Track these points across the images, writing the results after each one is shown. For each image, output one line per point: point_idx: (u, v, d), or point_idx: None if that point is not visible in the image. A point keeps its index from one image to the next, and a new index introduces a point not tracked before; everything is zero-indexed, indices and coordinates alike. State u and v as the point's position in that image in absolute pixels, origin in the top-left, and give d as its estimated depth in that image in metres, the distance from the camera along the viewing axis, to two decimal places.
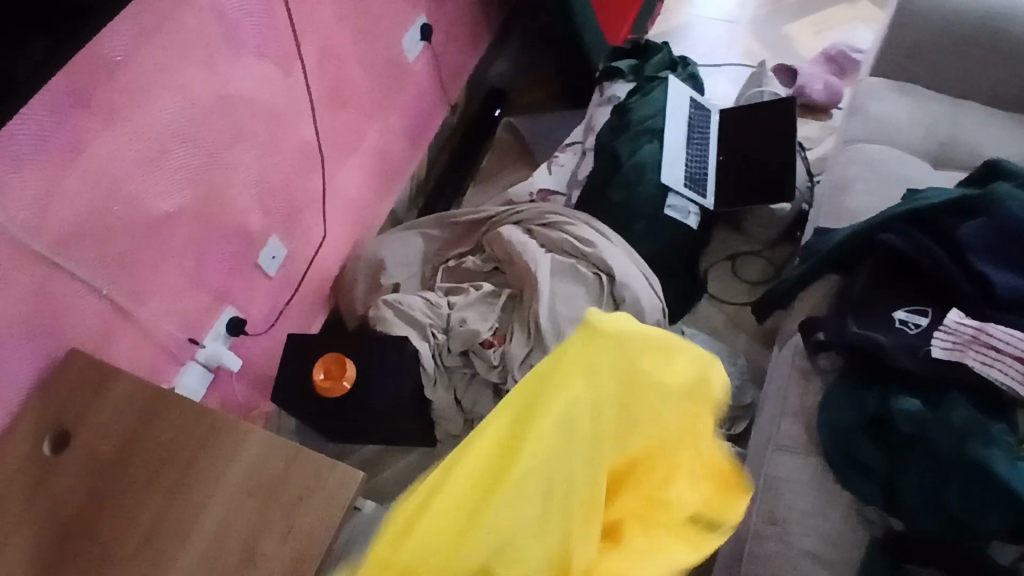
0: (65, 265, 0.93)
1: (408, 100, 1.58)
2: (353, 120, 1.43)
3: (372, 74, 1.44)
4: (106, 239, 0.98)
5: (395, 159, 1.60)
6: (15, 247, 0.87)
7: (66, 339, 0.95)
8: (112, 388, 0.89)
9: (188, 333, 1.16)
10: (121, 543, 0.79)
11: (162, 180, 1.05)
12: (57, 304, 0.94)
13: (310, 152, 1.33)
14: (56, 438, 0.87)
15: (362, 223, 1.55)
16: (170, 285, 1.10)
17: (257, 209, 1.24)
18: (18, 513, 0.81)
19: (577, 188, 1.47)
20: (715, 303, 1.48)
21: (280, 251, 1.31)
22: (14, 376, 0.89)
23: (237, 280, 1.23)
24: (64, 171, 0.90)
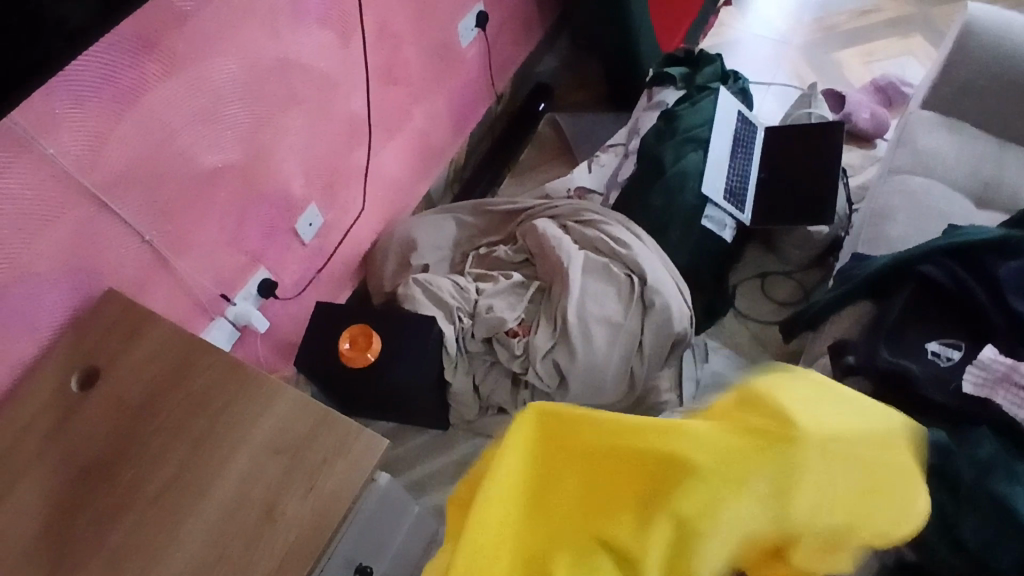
0: (113, 206, 0.94)
1: (456, 85, 1.58)
2: (402, 98, 1.43)
3: (425, 55, 1.45)
4: (154, 186, 0.99)
5: (436, 143, 1.60)
6: (68, 182, 0.88)
7: (105, 279, 0.97)
8: (146, 333, 0.90)
9: (221, 289, 1.17)
10: (144, 485, 0.80)
11: (213, 135, 1.06)
12: (103, 245, 0.95)
13: (357, 124, 1.34)
14: (84, 376, 0.88)
15: (398, 201, 1.55)
16: (209, 239, 1.11)
17: (300, 175, 1.25)
18: (47, 444, 0.83)
19: (615, 190, 1.45)
20: (741, 319, 1.48)
21: (317, 219, 1.32)
22: (53, 309, 0.90)
23: (272, 243, 1.24)
24: (122, 113, 0.91)
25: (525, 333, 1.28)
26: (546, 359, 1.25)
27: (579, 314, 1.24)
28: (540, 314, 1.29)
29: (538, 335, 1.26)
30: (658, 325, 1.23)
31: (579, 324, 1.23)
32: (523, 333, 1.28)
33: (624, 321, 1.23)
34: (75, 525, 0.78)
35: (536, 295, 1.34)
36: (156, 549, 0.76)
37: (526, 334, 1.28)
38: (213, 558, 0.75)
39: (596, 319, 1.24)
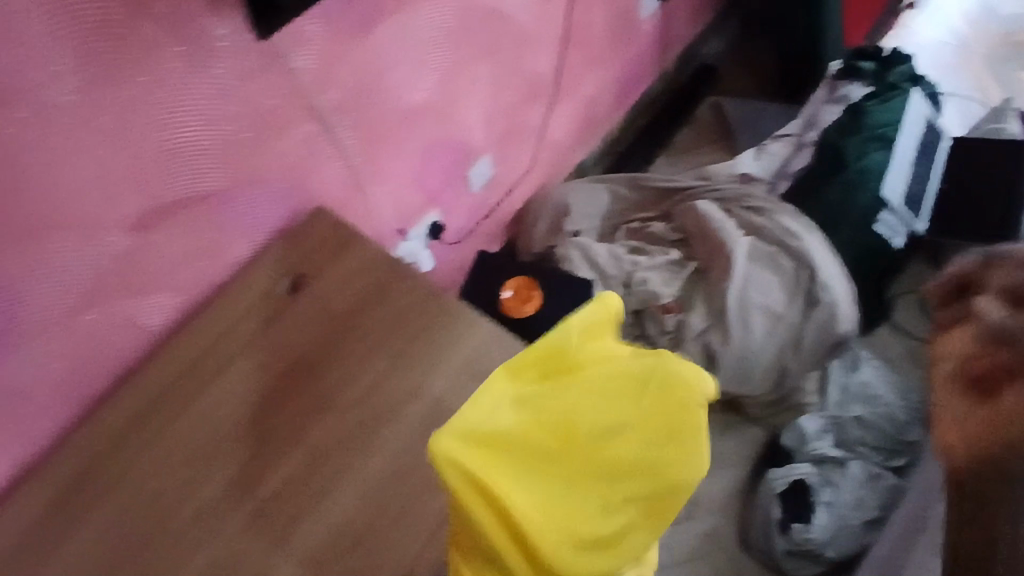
0: (330, 127, 0.98)
1: (628, 57, 1.57)
2: (580, 63, 1.43)
3: (608, 22, 1.44)
4: (365, 116, 1.03)
5: (600, 113, 1.60)
6: (299, 97, 0.92)
7: (312, 199, 1.01)
8: (352, 250, 0.95)
9: (401, 224, 1.21)
10: (345, 390, 0.85)
11: (419, 73, 1.09)
12: (319, 167, 1.00)
13: (537, 83, 1.34)
14: (295, 280, 0.93)
15: (555, 167, 1.56)
16: (398, 175, 1.15)
17: (480, 126, 1.27)
18: (253, 339, 0.89)
19: (784, 181, 1.40)
20: (899, 334, 1.44)
21: (487, 171, 1.34)
22: (266, 218, 0.96)
23: (447, 189, 1.27)
24: (351, 40, 0.95)
25: (679, 311, 1.28)
26: (697, 340, 1.24)
27: (740, 299, 1.22)
28: (696, 293, 1.29)
29: (693, 316, 1.26)
30: (823, 324, 1.19)
31: (738, 309, 1.22)
32: (677, 311, 1.27)
33: (786, 314, 1.21)
34: (275, 419, 0.84)
35: (692, 276, 1.32)
36: (358, 448, 0.82)
37: (679, 313, 1.27)
38: (411, 464, 0.81)
39: (757, 308, 1.21)
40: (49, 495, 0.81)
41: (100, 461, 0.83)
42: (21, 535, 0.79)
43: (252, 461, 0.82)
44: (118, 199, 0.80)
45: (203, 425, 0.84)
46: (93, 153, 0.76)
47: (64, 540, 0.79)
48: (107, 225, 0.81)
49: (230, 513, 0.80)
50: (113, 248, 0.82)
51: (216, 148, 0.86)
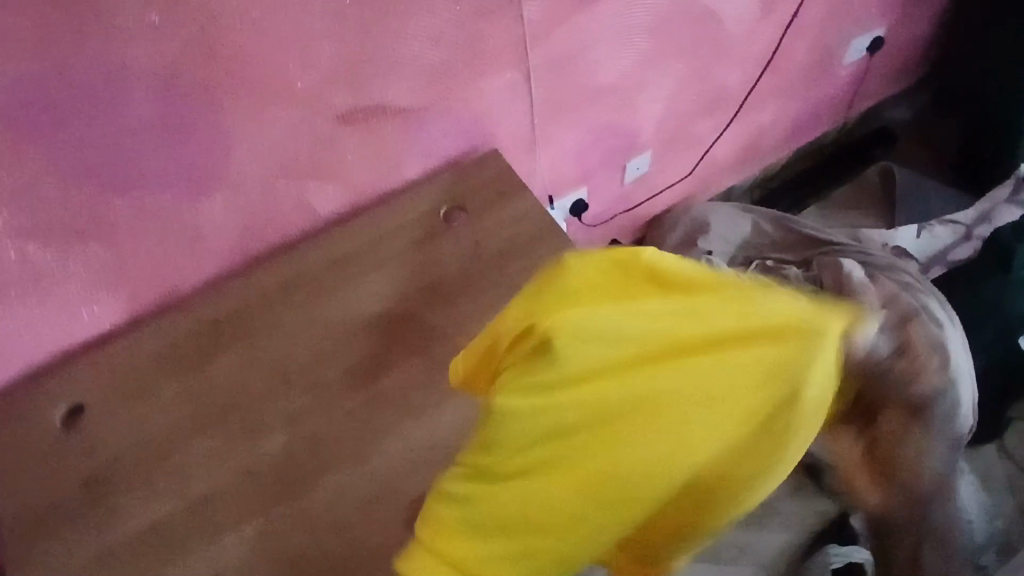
0: (530, 81, 1.02)
1: (815, 99, 1.53)
2: (769, 90, 1.41)
3: (810, 58, 1.41)
4: (563, 80, 1.06)
5: (767, 144, 1.57)
6: (516, 45, 0.96)
7: (488, 142, 1.06)
8: (513, 200, 0.98)
9: (551, 191, 1.24)
10: (474, 323, 0.89)
11: (623, 54, 1.11)
12: (505, 115, 1.04)
13: (723, 96, 1.34)
14: (452, 210, 0.98)
15: (706, 184, 1.55)
16: (568, 144, 1.18)
17: (655, 121, 1.28)
18: (407, 250, 0.94)
19: (938, 267, 1.39)
20: (1003, 456, 1.39)
21: (644, 166, 1.35)
22: (445, 144, 1.01)
23: (603, 171, 1.29)
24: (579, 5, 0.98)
25: None
26: None
27: None
28: None
29: None
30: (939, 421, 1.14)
31: None
32: None
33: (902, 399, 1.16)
34: (405, 329, 0.89)
35: None
36: None
37: None
38: None
39: None
40: (195, 325, 0.91)
41: (244, 313, 0.91)
42: (164, 346, 0.90)
43: (375, 359, 0.87)
44: (335, 88, 0.86)
45: (341, 311, 0.91)
46: (331, 41, 0.82)
47: (197, 365, 0.88)
48: (318, 108, 0.87)
49: (337, 395, 0.85)
50: (314, 130, 0.89)
51: (429, 68, 0.91)
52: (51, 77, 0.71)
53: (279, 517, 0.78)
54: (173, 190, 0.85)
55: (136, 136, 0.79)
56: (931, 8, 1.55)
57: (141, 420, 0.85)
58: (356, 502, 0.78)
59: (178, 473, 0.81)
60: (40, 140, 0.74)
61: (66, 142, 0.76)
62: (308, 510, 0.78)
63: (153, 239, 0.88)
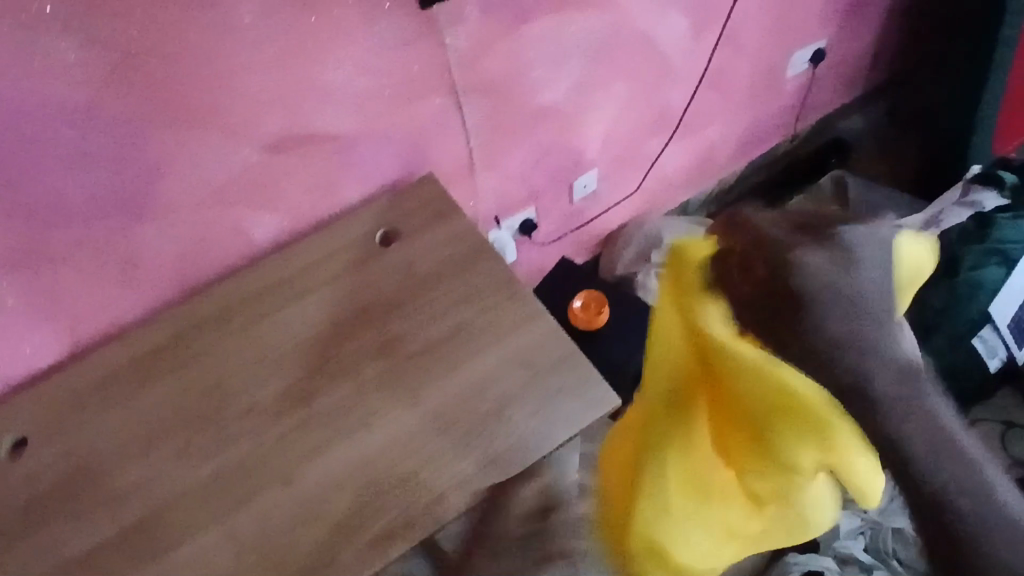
0: (464, 106, 1.05)
1: (763, 113, 1.56)
2: (715, 106, 1.44)
3: (754, 73, 1.44)
4: (499, 104, 1.09)
5: (720, 159, 1.59)
6: (445, 72, 0.99)
7: (426, 165, 1.08)
8: (447, 221, 1.00)
9: (497, 212, 1.26)
10: (405, 343, 0.90)
11: (560, 77, 1.13)
12: (441, 139, 1.06)
13: (667, 114, 1.36)
14: (388, 233, 1.00)
15: (661, 199, 1.57)
16: (510, 166, 1.20)
17: (600, 141, 1.31)
18: (342, 274, 0.96)
19: None
20: None
21: (593, 184, 1.38)
22: (381, 169, 1.03)
23: (550, 190, 1.31)
24: (507, 31, 1.01)
25: None
26: None
27: None
28: None
29: None
30: None
31: None
32: None
33: None
34: (336, 350, 0.90)
35: None
36: (399, 397, 0.87)
37: None
38: (442, 427, 0.84)
39: None
40: (132, 353, 0.93)
41: (181, 340, 0.93)
42: (103, 375, 0.91)
43: (306, 381, 0.89)
44: (263, 120, 0.89)
45: (277, 335, 0.92)
46: (255, 74, 0.85)
47: (133, 393, 0.89)
48: (247, 139, 0.89)
49: (267, 418, 0.86)
50: (245, 161, 0.91)
51: (355, 96, 0.93)
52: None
53: (207, 539, 0.79)
54: (106, 224, 0.86)
55: (63, 175, 0.80)
56: (875, 20, 1.58)
57: (75, 449, 0.86)
58: (283, 523, 0.79)
59: (109, 501, 0.82)
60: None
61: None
62: (235, 531, 0.79)
63: (89, 271, 0.89)
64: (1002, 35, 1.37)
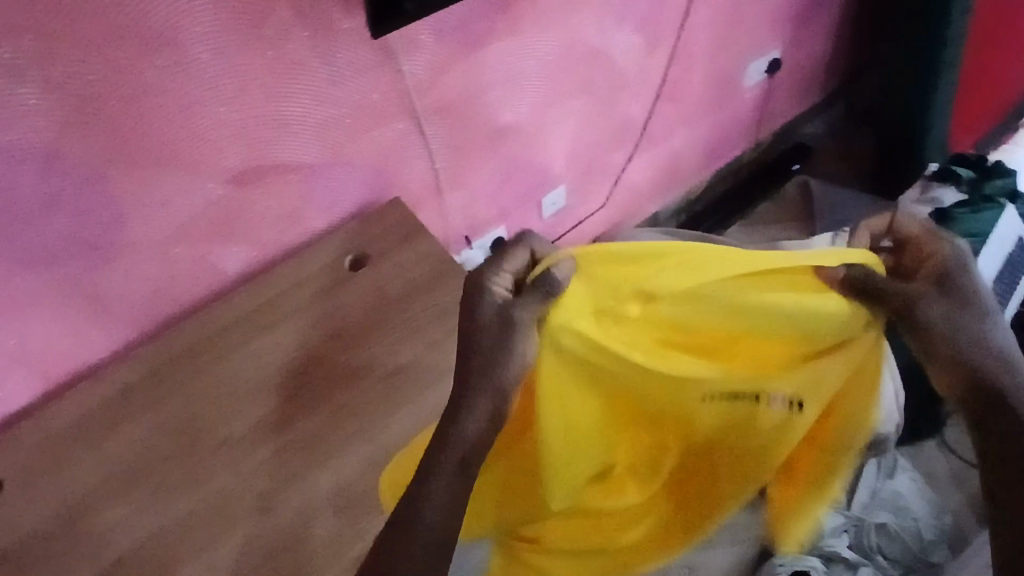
0: (425, 130, 1.07)
1: (725, 122, 1.60)
2: (676, 118, 1.47)
3: (711, 84, 1.48)
4: (460, 126, 1.11)
5: (686, 169, 1.62)
6: (404, 98, 1.01)
7: (392, 190, 1.10)
8: (414, 243, 1.02)
9: (467, 232, 1.28)
10: (378, 365, 0.91)
11: (519, 97, 1.15)
12: (405, 163, 1.08)
13: (629, 128, 1.39)
14: (357, 258, 1.01)
15: (630, 211, 1.59)
16: (477, 186, 1.22)
17: (565, 158, 1.33)
18: (312, 300, 0.97)
19: None
20: (944, 449, 1.42)
21: (562, 200, 1.40)
22: (348, 196, 1.05)
23: (519, 208, 1.33)
24: (462, 55, 1.03)
25: None
26: None
27: None
28: None
29: None
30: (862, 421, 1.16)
31: None
32: None
33: None
34: (309, 378, 0.91)
35: None
36: (373, 420, 0.87)
37: None
38: None
39: None
40: (104, 393, 0.92)
41: (153, 377, 0.93)
42: (78, 417, 0.91)
43: (281, 410, 0.89)
44: (225, 153, 0.90)
45: (250, 365, 0.93)
46: (214, 110, 0.86)
47: (106, 433, 0.89)
48: (210, 173, 0.91)
49: (243, 448, 0.86)
50: (209, 194, 0.92)
51: (316, 126, 0.95)
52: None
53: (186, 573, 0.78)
54: (73, 266, 0.87)
55: (27, 218, 0.81)
56: (825, 27, 1.63)
57: (49, 495, 0.85)
58: (263, 551, 0.79)
59: (85, 543, 0.81)
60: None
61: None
62: (214, 566, 0.79)
63: (56, 315, 0.89)
64: (945, 37, 1.42)
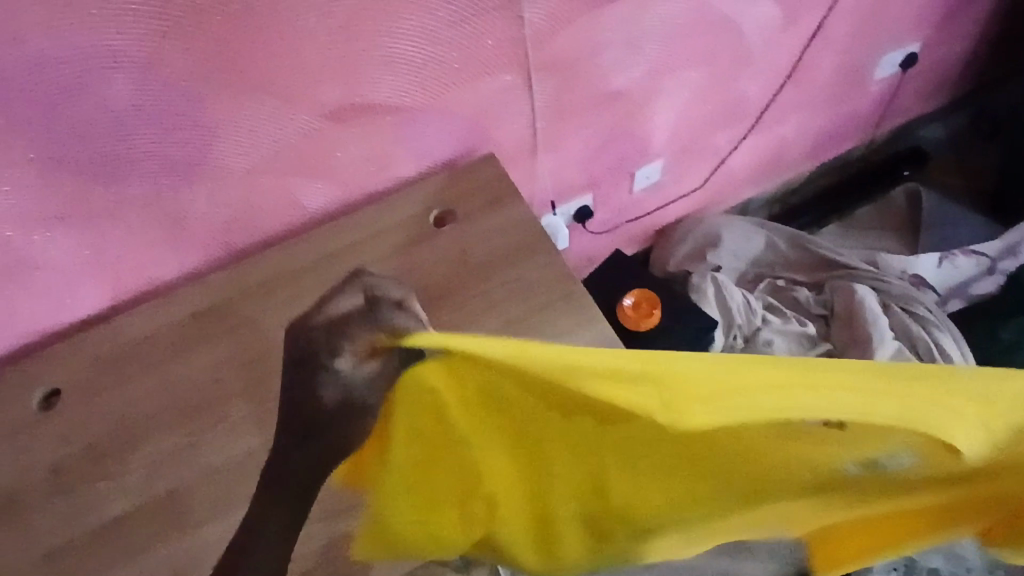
0: (531, 85, 0.98)
1: (842, 115, 1.47)
2: (792, 103, 1.35)
3: (838, 71, 1.34)
4: (569, 85, 1.02)
5: (790, 159, 1.50)
6: (516, 49, 0.93)
7: (486, 145, 1.02)
8: (502, 209, 0.95)
9: (552, 196, 1.20)
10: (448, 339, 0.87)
11: (632, 62, 1.05)
12: (504, 118, 1.00)
13: (742, 108, 1.28)
14: (442, 214, 0.96)
15: (722, 196, 1.49)
16: (572, 151, 1.14)
17: (668, 133, 1.23)
18: (390, 253, 0.92)
19: (957, 300, 1.34)
20: None
21: (655, 176, 1.31)
22: (439, 146, 0.98)
23: (610, 179, 1.25)
24: (587, 9, 0.94)
25: None
26: None
27: None
28: None
29: None
30: None
31: None
32: None
33: None
34: None
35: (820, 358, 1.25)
36: None
37: None
38: None
39: None
40: (170, 316, 0.91)
41: (221, 308, 0.90)
42: (144, 335, 0.89)
43: None
44: (322, 85, 0.84)
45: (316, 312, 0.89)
46: (318, 38, 0.79)
47: (169, 358, 0.88)
48: (303, 105, 0.85)
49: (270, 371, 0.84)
50: (301, 127, 0.87)
51: (420, 67, 0.88)
52: (19, 66, 0.68)
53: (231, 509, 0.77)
54: (153, 181, 0.83)
55: (112, 131, 0.77)
56: (974, 24, 1.47)
57: (106, 412, 0.84)
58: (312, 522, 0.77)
59: (136, 469, 0.80)
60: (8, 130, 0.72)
61: (36, 134, 0.73)
62: None
63: (133, 228, 0.87)
64: None
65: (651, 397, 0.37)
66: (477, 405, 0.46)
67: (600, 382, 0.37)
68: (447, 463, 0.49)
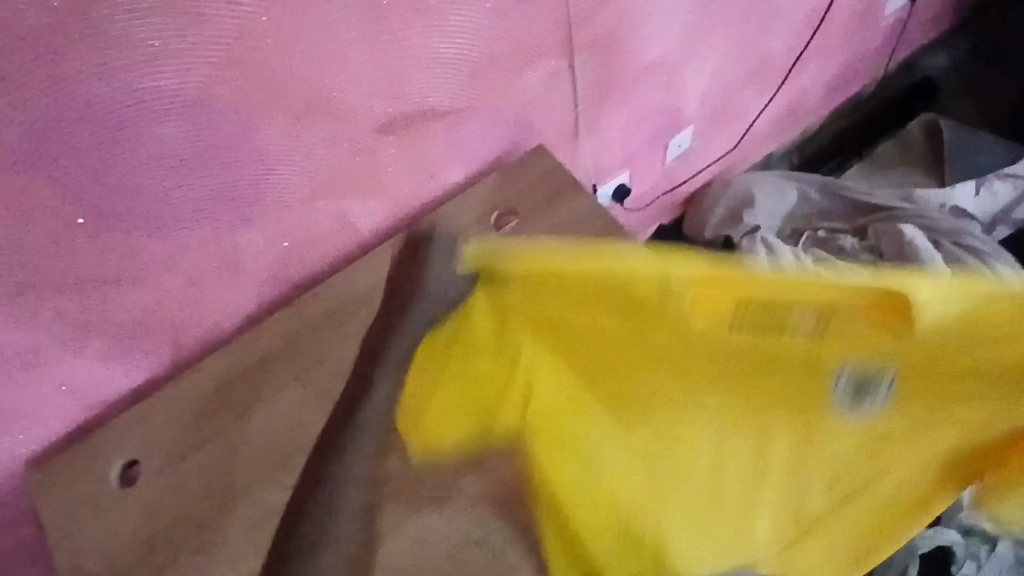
0: (574, 68, 0.94)
1: (856, 56, 1.45)
2: (812, 50, 1.32)
3: (853, 12, 1.32)
4: (609, 63, 0.98)
5: (808, 107, 1.48)
6: (559, 32, 0.88)
7: (532, 137, 0.98)
8: (566, 201, 0.91)
9: (593, 179, 1.16)
10: None
11: (667, 29, 1.01)
12: (548, 106, 0.96)
13: (767, 62, 1.25)
14: (503, 215, 0.91)
15: (747, 154, 1.46)
16: (610, 130, 1.10)
17: (699, 98, 1.20)
18: None
19: (1000, 226, 1.35)
20: None
21: (686, 143, 1.27)
22: (487, 144, 0.93)
23: (645, 153, 1.21)
24: None
25: None
26: None
27: None
28: None
29: None
30: None
31: None
32: None
33: None
34: None
35: None
36: None
37: None
38: None
39: None
40: (238, 365, 0.85)
41: (292, 348, 0.85)
42: (214, 388, 0.84)
43: None
44: (373, 97, 0.78)
45: None
46: (368, 48, 0.74)
47: (248, 410, 0.82)
48: (354, 121, 0.79)
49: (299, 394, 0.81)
50: (354, 145, 0.81)
51: (468, 65, 0.83)
52: (53, 120, 0.62)
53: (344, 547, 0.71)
54: (207, 225, 0.77)
55: (162, 176, 0.71)
56: None
57: (193, 476, 0.79)
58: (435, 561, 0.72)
59: (238, 531, 0.76)
60: (48, 191, 0.65)
61: (80, 190, 0.67)
62: None
63: (190, 278, 0.81)
64: None
65: (636, 312, 0.49)
66: (535, 326, 0.57)
67: (642, 278, 0.45)
68: (512, 395, 0.62)
